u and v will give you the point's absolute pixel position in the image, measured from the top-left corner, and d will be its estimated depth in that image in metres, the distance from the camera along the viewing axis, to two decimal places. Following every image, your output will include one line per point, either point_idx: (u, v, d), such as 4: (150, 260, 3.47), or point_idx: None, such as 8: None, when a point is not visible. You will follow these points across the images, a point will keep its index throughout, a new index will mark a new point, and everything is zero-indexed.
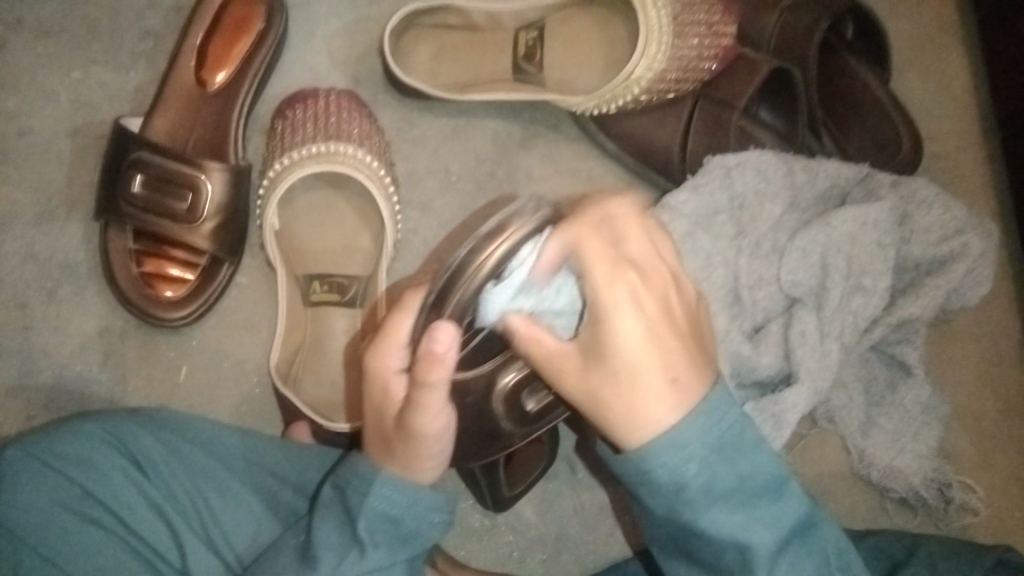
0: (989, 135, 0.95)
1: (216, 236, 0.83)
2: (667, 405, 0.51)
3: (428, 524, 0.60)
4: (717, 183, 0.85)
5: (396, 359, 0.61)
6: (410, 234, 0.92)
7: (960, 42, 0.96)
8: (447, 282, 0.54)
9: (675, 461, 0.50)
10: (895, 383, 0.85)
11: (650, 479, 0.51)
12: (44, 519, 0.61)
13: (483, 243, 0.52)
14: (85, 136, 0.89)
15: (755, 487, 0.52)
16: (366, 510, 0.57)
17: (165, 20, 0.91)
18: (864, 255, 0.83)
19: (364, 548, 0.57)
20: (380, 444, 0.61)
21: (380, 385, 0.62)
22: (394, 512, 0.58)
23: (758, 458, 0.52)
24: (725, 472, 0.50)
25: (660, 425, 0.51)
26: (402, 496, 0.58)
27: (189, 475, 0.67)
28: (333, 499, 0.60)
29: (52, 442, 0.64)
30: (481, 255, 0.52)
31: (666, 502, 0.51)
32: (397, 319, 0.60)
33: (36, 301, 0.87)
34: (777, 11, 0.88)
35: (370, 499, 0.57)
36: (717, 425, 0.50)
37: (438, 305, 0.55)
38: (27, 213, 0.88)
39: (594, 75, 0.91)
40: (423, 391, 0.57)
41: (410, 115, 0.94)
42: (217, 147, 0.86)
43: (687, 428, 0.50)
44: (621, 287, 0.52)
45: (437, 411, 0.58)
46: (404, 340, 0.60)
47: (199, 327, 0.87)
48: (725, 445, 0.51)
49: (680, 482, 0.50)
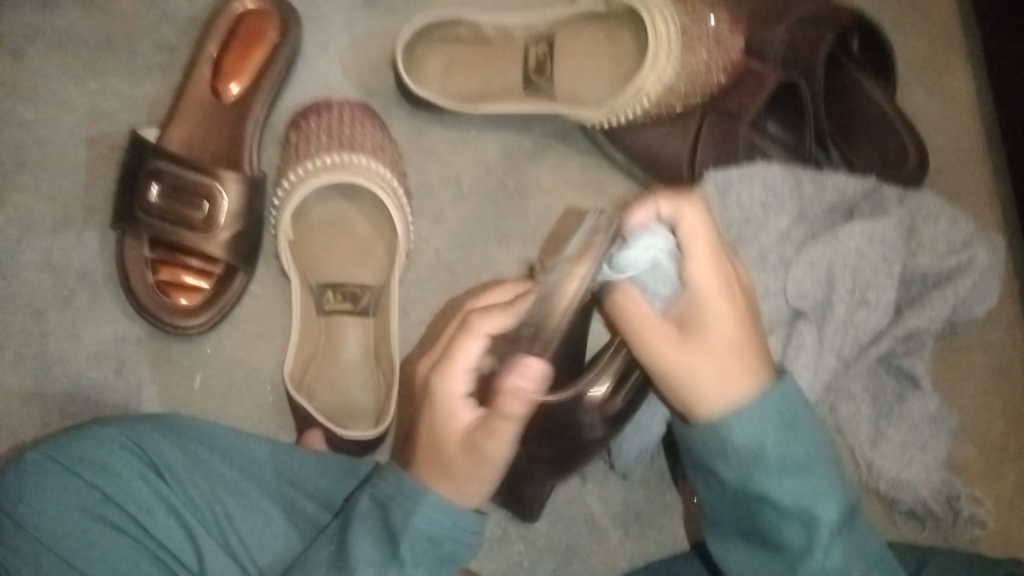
0: (995, 149, 0.96)
1: (232, 245, 0.84)
2: (749, 377, 0.59)
3: (463, 545, 0.59)
4: (718, 203, 0.86)
5: (458, 383, 0.60)
6: (422, 244, 0.93)
7: (966, 57, 0.98)
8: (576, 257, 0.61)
9: (753, 425, 0.57)
10: (903, 394, 0.86)
11: (728, 445, 0.57)
12: (64, 524, 0.63)
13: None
14: (101, 146, 0.91)
15: (819, 466, 0.57)
16: (410, 531, 0.57)
17: (180, 32, 0.93)
18: (871, 269, 0.84)
19: (404, 566, 0.56)
20: (435, 465, 0.60)
21: (437, 409, 0.61)
22: (435, 532, 0.57)
23: (820, 439, 0.58)
24: (794, 443, 0.57)
25: (737, 397, 0.58)
26: (444, 515, 0.57)
27: (209, 481, 0.68)
28: (372, 514, 0.58)
29: (76, 448, 0.66)
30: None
31: (740, 467, 0.57)
32: (462, 341, 0.60)
33: (52, 308, 0.87)
34: (784, 26, 0.89)
35: (414, 517, 0.57)
36: (786, 402, 0.57)
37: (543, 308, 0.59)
38: (44, 222, 0.89)
39: (605, 88, 0.92)
40: (497, 415, 0.58)
41: (421, 127, 0.95)
42: (233, 157, 0.87)
43: (763, 398, 0.58)
44: (714, 271, 0.60)
45: (504, 437, 0.59)
46: (468, 365, 0.60)
47: (213, 335, 0.88)
48: (791, 422, 0.57)
49: (758, 445, 0.57)
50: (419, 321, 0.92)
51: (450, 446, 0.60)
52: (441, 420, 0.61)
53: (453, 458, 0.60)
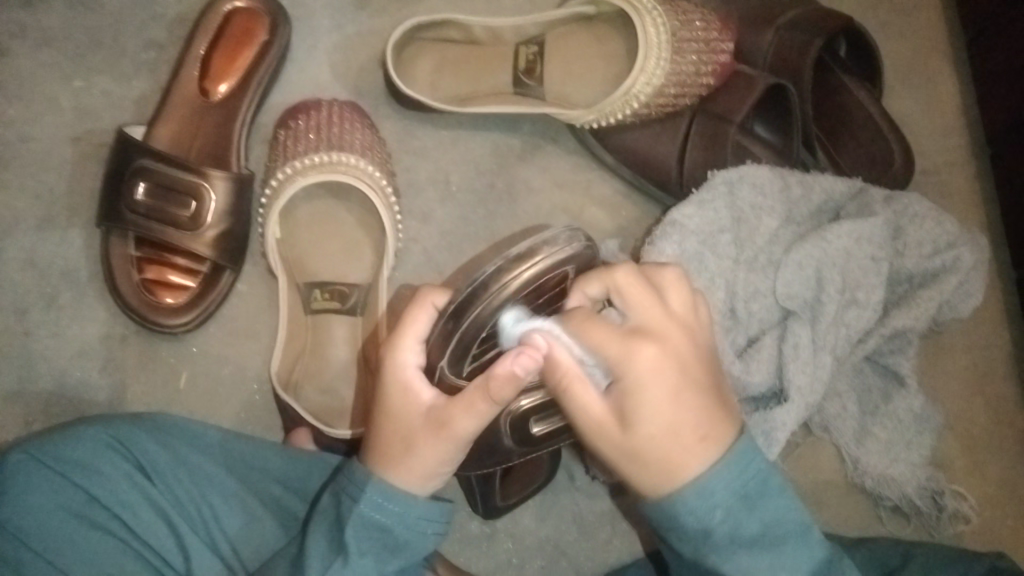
0: (978, 151, 0.97)
1: (219, 244, 0.84)
2: (693, 457, 0.55)
3: (421, 534, 0.60)
4: (721, 200, 0.85)
5: (411, 354, 0.62)
6: (410, 243, 0.93)
7: (950, 61, 0.99)
8: (466, 299, 0.62)
9: (702, 507, 0.54)
10: (889, 393, 0.86)
11: (680, 525, 0.55)
12: (47, 523, 0.62)
13: (511, 266, 0.62)
14: (87, 143, 0.90)
15: (782, 534, 0.56)
16: (354, 516, 0.58)
17: (167, 30, 0.92)
18: (859, 268, 0.84)
19: (348, 556, 0.56)
20: (396, 440, 0.60)
21: (392, 384, 0.62)
22: (386, 521, 0.58)
23: (782, 505, 0.56)
24: (750, 518, 0.55)
25: (690, 477, 0.55)
26: (395, 505, 0.58)
27: (194, 480, 0.67)
28: (331, 507, 0.60)
29: (57, 446, 0.65)
30: (509, 275, 0.62)
31: (693, 546, 0.55)
32: (412, 313, 0.63)
33: (37, 306, 0.87)
34: (773, 29, 0.90)
35: (361, 505, 0.58)
36: (740, 476, 0.55)
37: (455, 315, 0.62)
38: (28, 219, 0.88)
39: (594, 90, 0.92)
40: (474, 387, 0.57)
41: (410, 126, 0.95)
42: (220, 155, 0.87)
43: (712, 478, 0.54)
44: (646, 355, 0.55)
45: (475, 411, 0.58)
46: (421, 333, 0.63)
47: (199, 334, 0.87)
48: (747, 494, 0.55)
49: (708, 527, 0.54)
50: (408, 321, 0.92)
51: (407, 422, 0.60)
52: (395, 399, 0.61)
53: (410, 437, 0.60)
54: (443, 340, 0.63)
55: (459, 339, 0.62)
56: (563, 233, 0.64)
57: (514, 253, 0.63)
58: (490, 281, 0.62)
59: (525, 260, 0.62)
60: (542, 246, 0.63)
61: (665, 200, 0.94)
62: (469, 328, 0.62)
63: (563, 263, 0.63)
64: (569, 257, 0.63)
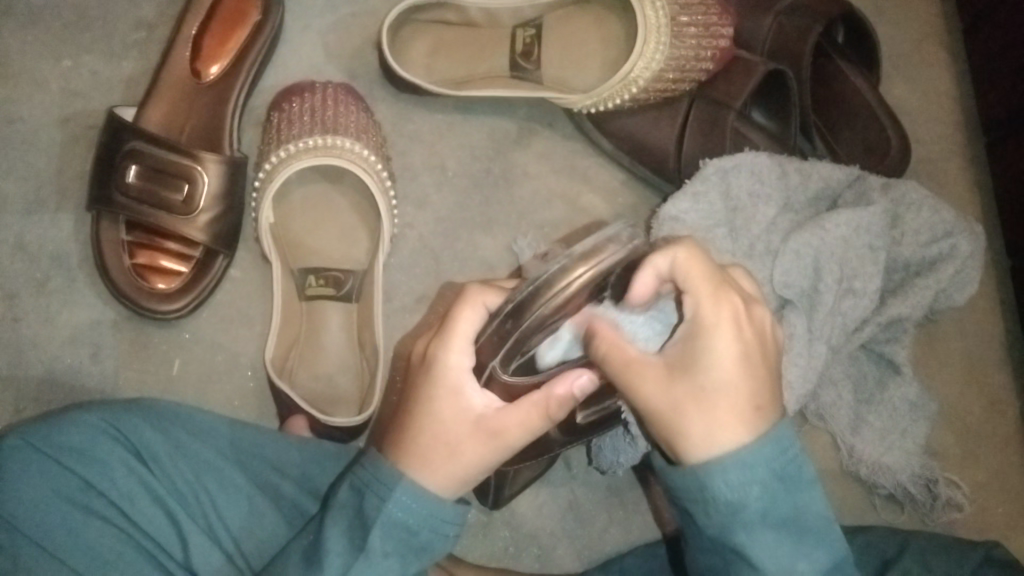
0: (975, 139, 0.96)
1: (213, 229, 0.83)
2: (740, 424, 0.53)
3: (441, 536, 0.59)
4: (716, 192, 0.85)
5: (463, 357, 0.60)
6: (406, 229, 0.92)
7: (948, 48, 0.98)
8: (526, 297, 0.55)
9: (740, 478, 0.52)
10: (885, 381, 0.87)
11: (709, 495, 0.53)
12: (45, 512, 0.61)
13: (573, 267, 0.54)
14: (77, 125, 0.88)
15: (807, 524, 0.54)
16: (383, 518, 0.56)
17: (157, 9, 0.90)
18: (856, 257, 0.84)
19: (371, 556, 0.56)
20: (441, 443, 0.60)
21: (441, 384, 0.60)
22: (412, 522, 0.57)
23: (812, 497, 0.54)
24: (783, 501, 0.53)
25: (734, 444, 0.53)
26: (422, 506, 0.57)
27: (192, 468, 0.66)
28: (351, 502, 0.58)
29: (53, 433, 0.64)
30: (568, 277, 0.54)
31: (719, 520, 0.53)
32: (462, 311, 0.60)
33: (27, 291, 0.85)
34: (771, 15, 0.89)
35: (389, 505, 0.57)
36: (781, 456, 0.53)
37: (512, 315, 0.55)
38: (16, 203, 0.87)
39: (591, 74, 0.91)
40: (533, 400, 0.60)
41: (405, 110, 0.94)
42: (213, 139, 0.85)
43: (757, 449, 0.52)
44: (723, 311, 0.54)
45: (527, 424, 0.61)
46: (470, 334, 0.60)
47: (191, 320, 0.86)
48: (783, 476, 0.53)
49: (741, 501, 0.52)
50: (403, 307, 0.91)
51: (456, 424, 0.60)
52: (443, 401, 0.60)
53: (457, 437, 0.60)
54: (498, 338, 0.57)
55: (516, 341, 0.56)
56: (623, 229, 0.56)
57: (579, 250, 0.54)
58: (553, 278, 0.54)
59: (589, 261, 0.54)
60: (609, 245, 0.54)
61: (664, 187, 0.94)
62: (527, 331, 0.55)
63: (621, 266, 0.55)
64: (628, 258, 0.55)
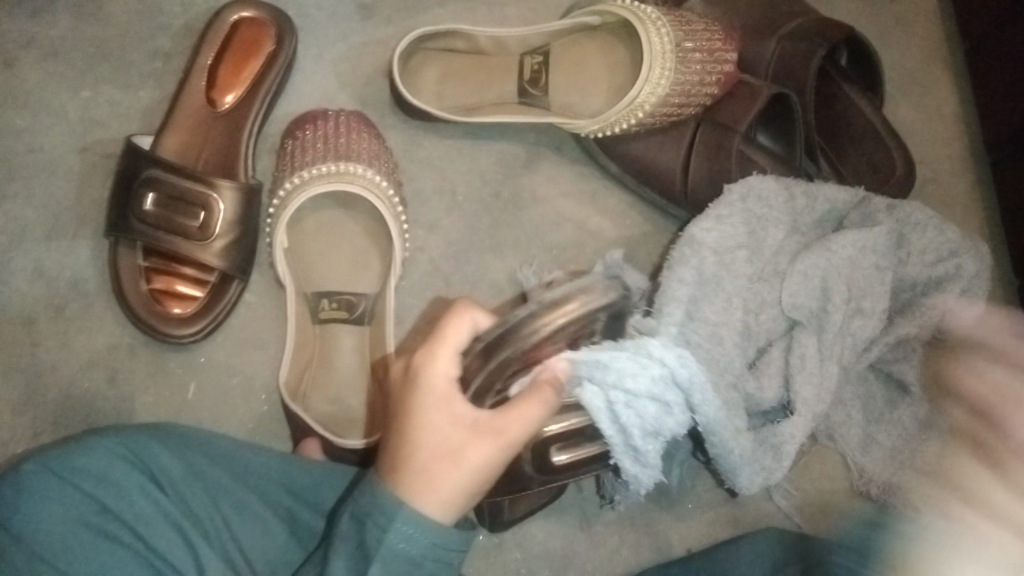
0: (979, 161, 0.97)
1: (228, 254, 0.84)
2: None
3: (445, 564, 0.57)
4: (737, 214, 0.84)
5: (449, 366, 0.62)
6: (417, 252, 0.93)
7: (951, 71, 0.99)
8: (497, 340, 0.61)
9: None
10: (894, 401, 0.89)
11: None
12: (62, 536, 0.61)
13: (540, 312, 0.61)
14: (94, 153, 0.90)
15: None
16: (385, 551, 0.54)
17: (174, 41, 0.93)
18: (863, 278, 0.85)
19: None
20: (438, 455, 0.58)
21: (431, 393, 0.60)
22: (414, 553, 0.55)
23: None
24: None
25: None
26: (424, 534, 0.55)
27: (210, 494, 0.68)
28: (352, 532, 0.56)
29: (70, 458, 0.64)
30: (542, 321, 0.61)
31: None
32: (454, 320, 0.63)
33: (45, 316, 0.87)
34: (775, 39, 0.91)
35: (390, 536, 0.54)
36: None
37: (483, 353, 0.62)
38: (36, 230, 0.88)
39: (597, 99, 0.93)
40: (529, 395, 0.61)
41: (415, 136, 0.95)
42: (227, 165, 0.87)
43: None
44: None
45: (528, 418, 0.61)
46: (459, 344, 0.62)
47: (206, 344, 0.88)
48: None
49: None
50: (413, 330, 0.92)
51: (451, 431, 0.59)
52: (433, 412, 0.60)
53: (455, 447, 0.59)
54: (482, 364, 0.62)
55: (488, 376, 0.62)
56: (597, 283, 0.64)
57: (551, 300, 0.62)
58: (529, 320, 0.61)
59: (562, 305, 0.62)
60: (580, 294, 0.62)
61: (672, 210, 0.95)
62: (498, 366, 0.61)
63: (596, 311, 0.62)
64: (602, 306, 0.63)
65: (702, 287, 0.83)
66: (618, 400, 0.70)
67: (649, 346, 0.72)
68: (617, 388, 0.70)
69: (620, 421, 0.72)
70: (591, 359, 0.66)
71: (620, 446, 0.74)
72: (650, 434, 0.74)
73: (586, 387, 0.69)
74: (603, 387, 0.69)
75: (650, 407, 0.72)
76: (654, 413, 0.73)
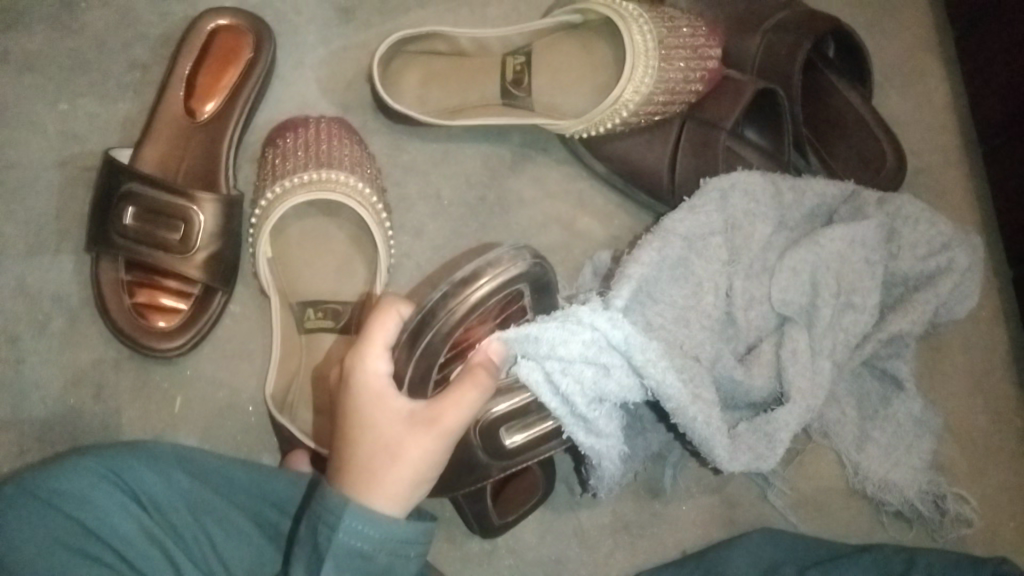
0: (970, 151, 0.96)
1: (210, 266, 0.83)
2: None
3: (404, 556, 0.62)
4: (712, 206, 0.83)
5: (380, 363, 0.65)
6: (403, 259, 0.93)
7: (940, 61, 0.98)
8: (418, 324, 0.68)
9: None
10: (888, 396, 0.87)
11: None
12: (43, 558, 0.60)
13: (455, 290, 0.68)
14: (74, 167, 0.89)
15: None
16: (335, 549, 0.58)
17: (152, 50, 0.91)
18: (854, 273, 0.84)
19: None
20: (379, 451, 0.62)
21: (367, 393, 0.64)
22: (366, 548, 0.59)
23: None
24: None
25: None
26: (375, 529, 0.59)
27: (189, 508, 0.67)
28: (308, 536, 0.60)
29: (49, 479, 0.63)
30: (466, 293, 0.68)
31: None
32: (378, 320, 0.66)
33: (29, 333, 0.86)
34: (759, 33, 0.90)
35: (342, 534, 0.58)
36: None
37: (410, 341, 0.68)
38: (17, 246, 0.87)
39: (582, 99, 0.92)
40: (463, 380, 0.65)
41: (399, 141, 0.94)
42: (208, 175, 0.86)
43: None
44: None
45: (462, 405, 0.64)
46: (386, 340, 0.66)
47: (192, 357, 0.87)
48: None
49: None
50: None
51: (390, 427, 0.63)
52: (370, 410, 0.63)
53: (395, 443, 0.62)
54: (412, 353, 0.68)
55: (424, 361, 0.69)
56: (506, 252, 0.70)
57: (463, 275, 0.68)
58: (451, 297, 0.68)
59: (472, 282, 0.68)
60: (488, 267, 0.69)
61: (659, 208, 0.94)
62: (429, 349, 0.68)
63: (512, 280, 0.69)
64: (518, 274, 0.69)
65: (675, 281, 0.83)
66: (555, 369, 0.72)
67: (580, 311, 0.71)
68: (552, 358, 0.71)
69: (563, 393, 0.73)
70: (519, 334, 0.70)
71: (570, 417, 0.75)
72: (593, 399, 0.74)
73: (523, 363, 0.72)
74: (539, 359, 0.72)
75: (588, 371, 0.73)
76: (596, 378, 0.73)
